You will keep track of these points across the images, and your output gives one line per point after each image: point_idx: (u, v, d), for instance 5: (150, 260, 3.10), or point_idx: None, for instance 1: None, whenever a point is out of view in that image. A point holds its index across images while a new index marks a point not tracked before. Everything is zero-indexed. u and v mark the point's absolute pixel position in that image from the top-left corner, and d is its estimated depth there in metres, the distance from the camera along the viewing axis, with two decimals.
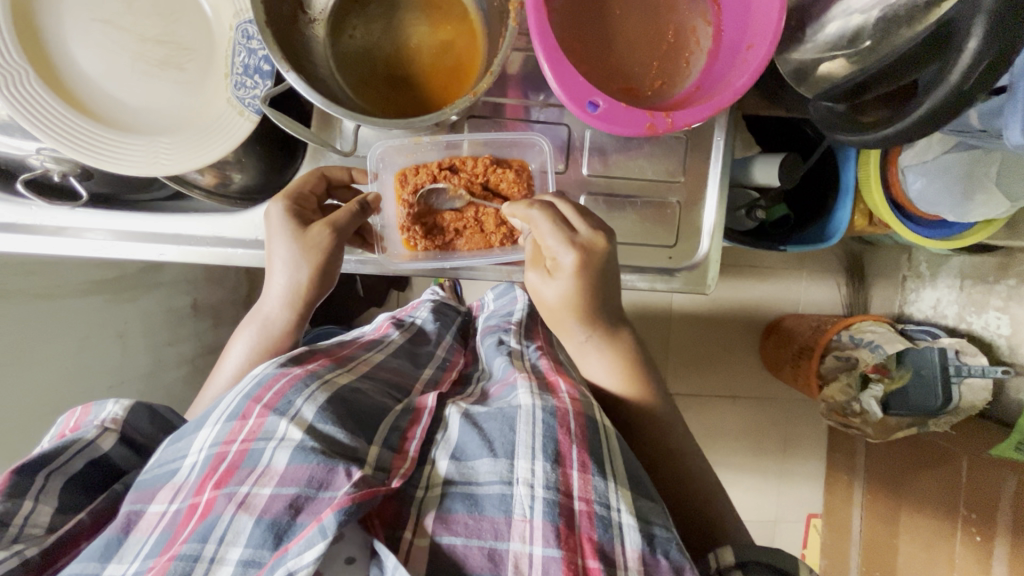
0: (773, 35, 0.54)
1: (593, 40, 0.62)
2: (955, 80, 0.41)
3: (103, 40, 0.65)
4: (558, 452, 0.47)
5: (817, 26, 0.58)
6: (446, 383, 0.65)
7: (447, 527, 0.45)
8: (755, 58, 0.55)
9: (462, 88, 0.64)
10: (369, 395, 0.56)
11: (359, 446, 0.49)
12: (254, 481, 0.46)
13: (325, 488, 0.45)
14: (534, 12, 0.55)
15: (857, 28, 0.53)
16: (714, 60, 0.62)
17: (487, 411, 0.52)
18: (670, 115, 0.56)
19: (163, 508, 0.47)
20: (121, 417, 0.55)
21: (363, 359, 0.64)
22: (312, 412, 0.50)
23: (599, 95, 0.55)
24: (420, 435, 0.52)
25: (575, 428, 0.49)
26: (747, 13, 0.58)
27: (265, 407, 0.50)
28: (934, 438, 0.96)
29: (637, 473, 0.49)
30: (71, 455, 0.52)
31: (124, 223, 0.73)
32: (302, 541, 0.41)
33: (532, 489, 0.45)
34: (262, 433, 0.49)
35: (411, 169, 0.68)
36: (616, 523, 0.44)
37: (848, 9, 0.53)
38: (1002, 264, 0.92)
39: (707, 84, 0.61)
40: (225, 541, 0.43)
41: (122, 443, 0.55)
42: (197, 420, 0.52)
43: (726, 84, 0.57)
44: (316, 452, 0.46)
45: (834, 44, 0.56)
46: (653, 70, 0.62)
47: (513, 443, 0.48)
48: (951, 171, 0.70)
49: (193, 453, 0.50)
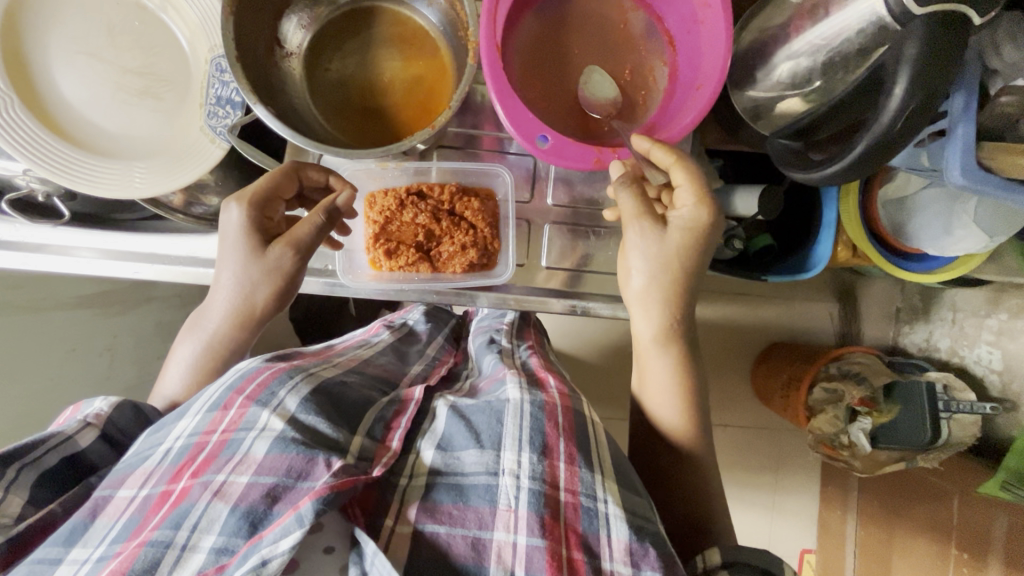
0: (719, 77, 0.59)
1: (549, 81, 0.65)
2: (885, 120, 0.44)
3: (86, 72, 0.67)
4: (546, 445, 0.47)
5: (769, 66, 0.59)
6: (434, 376, 0.65)
7: (432, 517, 0.44)
8: (704, 97, 0.59)
9: (428, 118, 0.67)
10: (354, 387, 0.56)
11: (341, 438, 0.48)
12: (231, 470, 0.45)
13: (302, 478, 0.44)
14: (486, 52, 0.58)
15: (805, 69, 0.55)
16: (670, 96, 0.65)
17: (475, 404, 0.52)
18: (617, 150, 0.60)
19: (133, 494, 0.46)
20: (105, 413, 0.55)
21: (349, 356, 0.64)
22: (295, 403, 0.50)
23: (549, 129, 0.59)
24: (404, 425, 0.52)
25: (562, 422, 0.50)
26: (699, 56, 0.62)
27: (247, 398, 0.50)
28: (924, 475, 0.97)
29: (623, 469, 0.49)
30: (47, 448, 0.51)
31: (108, 241, 0.73)
32: (278, 529, 0.40)
33: (518, 480, 0.45)
34: (244, 423, 0.48)
35: (380, 193, 0.71)
36: (602, 514, 0.44)
37: (792, 53, 0.56)
38: (993, 298, 0.92)
39: (662, 120, 0.63)
40: (198, 528, 0.42)
41: (102, 440, 0.54)
42: (178, 410, 0.52)
43: (676, 121, 0.61)
44: (295, 443, 0.46)
45: (786, 84, 0.58)
46: (611, 106, 0.65)
47: (500, 436, 0.48)
48: (931, 205, 0.73)
49: (170, 440, 0.49)
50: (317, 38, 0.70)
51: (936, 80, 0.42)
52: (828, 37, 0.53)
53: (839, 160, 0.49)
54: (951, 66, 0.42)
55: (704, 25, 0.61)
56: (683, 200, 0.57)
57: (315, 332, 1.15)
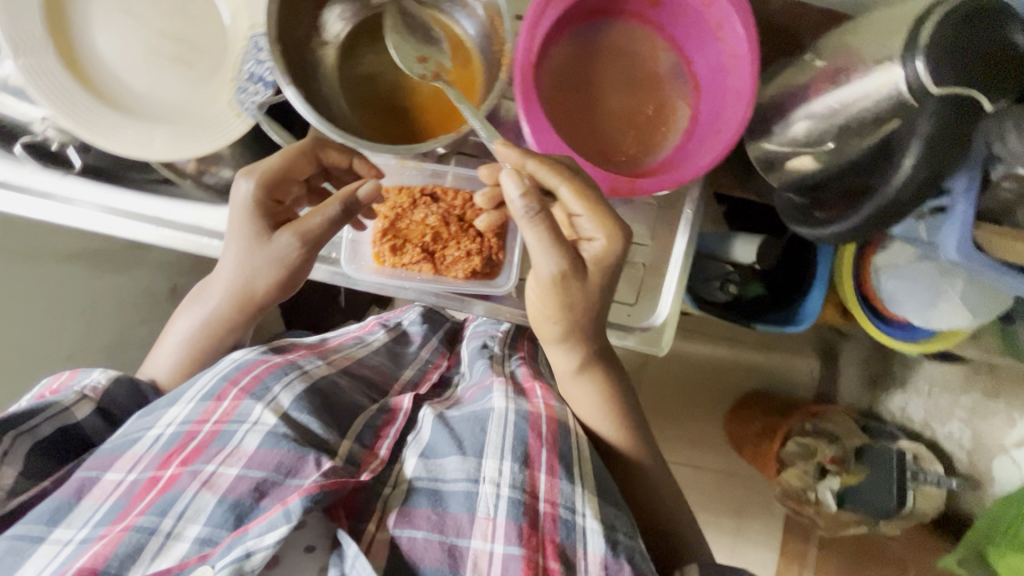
0: (739, 123, 0.60)
1: (576, 111, 0.67)
2: (895, 191, 0.46)
3: (121, 29, 0.67)
4: (527, 455, 0.48)
5: (787, 121, 0.60)
6: (425, 383, 0.66)
7: (409, 521, 0.46)
8: (723, 140, 0.61)
9: (452, 124, 0.65)
10: (346, 390, 0.57)
11: (330, 439, 0.50)
12: (221, 461, 0.46)
13: (291, 475, 0.45)
14: (520, 68, 0.61)
15: (818, 132, 0.56)
16: (689, 137, 0.66)
17: (460, 414, 0.54)
18: (633, 183, 0.61)
19: (120, 478, 0.46)
20: (103, 387, 0.54)
21: (345, 354, 0.66)
22: (288, 400, 0.51)
23: (572, 156, 0.61)
24: (393, 435, 0.53)
25: (545, 432, 0.51)
26: (720, 100, 0.64)
27: (242, 390, 0.51)
28: (883, 541, 1.04)
29: (605, 483, 0.50)
30: (43, 419, 0.50)
31: (115, 199, 0.74)
32: (264, 522, 0.41)
33: (497, 487, 0.46)
34: (235, 415, 0.49)
35: (395, 191, 0.71)
36: (579, 527, 0.46)
37: (810, 112, 0.56)
38: (969, 376, 0.87)
39: (676, 159, 0.65)
40: (185, 517, 0.43)
41: (97, 414, 0.54)
42: (169, 396, 0.52)
43: (691, 160, 0.63)
44: (287, 439, 0.47)
45: (799, 142, 0.58)
46: (629, 138, 0.67)
47: (483, 444, 0.49)
48: (921, 279, 0.71)
49: (159, 427, 0.49)
50: (357, 29, 0.68)
51: (944, 159, 0.44)
52: (844, 103, 0.53)
53: (853, 215, 0.52)
54: (959, 148, 0.44)
55: (732, 103, 0.62)
56: (594, 237, 0.52)
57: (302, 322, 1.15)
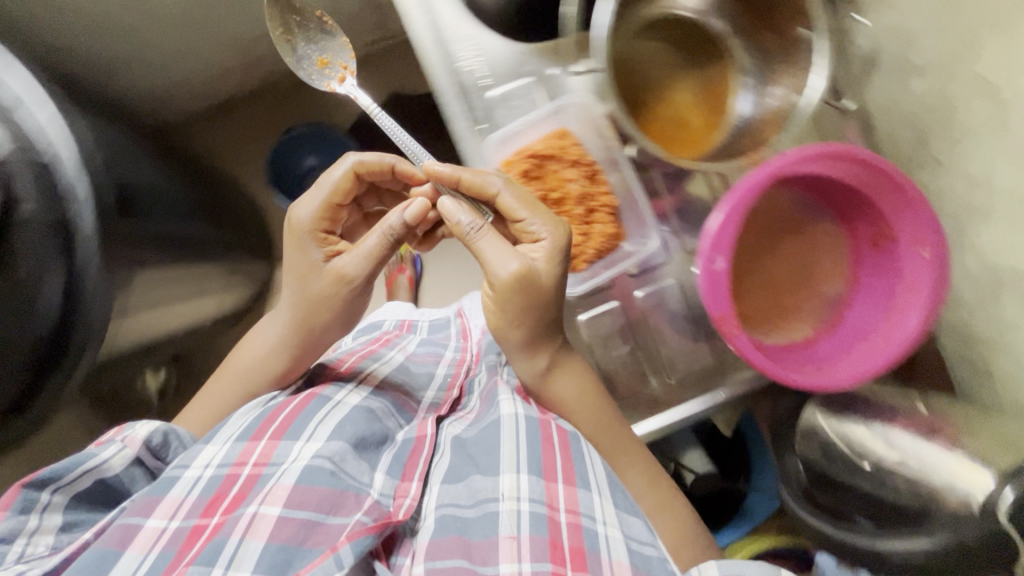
0: (889, 356, 0.62)
1: (784, 282, 0.72)
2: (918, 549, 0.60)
3: None
4: (545, 468, 0.53)
5: (852, 427, 0.72)
6: (445, 405, 0.66)
7: (439, 549, 0.47)
8: (873, 359, 0.63)
9: (685, 150, 0.72)
10: (375, 416, 0.59)
11: (362, 473, 0.52)
12: (262, 501, 0.48)
13: (336, 511, 0.48)
14: (712, 242, 0.59)
15: (879, 458, 0.68)
16: (790, 349, 0.68)
17: (478, 432, 0.58)
18: (739, 331, 0.58)
19: (163, 525, 0.48)
20: (140, 439, 0.56)
21: (368, 372, 0.66)
22: (323, 434, 0.53)
23: (721, 257, 0.58)
24: (420, 475, 0.54)
25: (556, 437, 0.57)
26: (869, 331, 0.67)
27: (275, 431, 0.54)
28: None
29: (619, 490, 0.55)
30: (82, 472, 0.52)
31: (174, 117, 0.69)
32: (315, 568, 0.43)
33: (519, 501, 0.50)
34: (273, 456, 0.52)
35: (517, 157, 0.73)
36: (600, 535, 0.50)
37: (885, 434, 0.69)
38: None
39: (771, 351, 0.66)
40: (233, 563, 0.45)
41: (132, 465, 0.56)
42: (204, 436, 0.55)
43: (826, 371, 0.64)
44: (327, 476, 0.50)
45: (852, 446, 0.70)
46: (771, 321, 0.71)
47: (500, 457, 0.54)
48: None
49: (196, 468, 0.52)
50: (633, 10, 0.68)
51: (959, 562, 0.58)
52: (918, 461, 0.66)
53: (827, 526, 0.69)
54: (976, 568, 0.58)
55: (870, 344, 0.65)
56: (538, 231, 0.60)
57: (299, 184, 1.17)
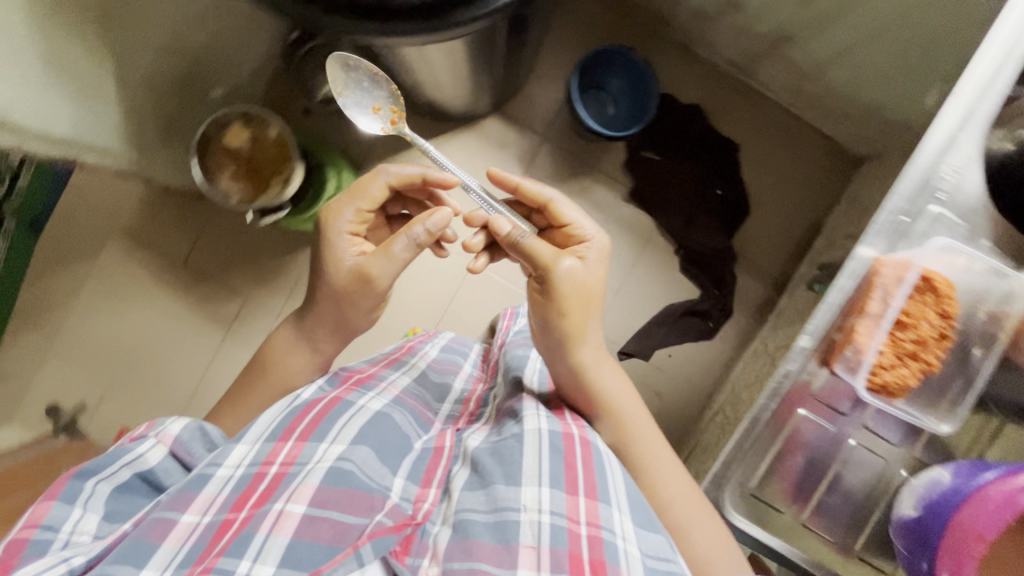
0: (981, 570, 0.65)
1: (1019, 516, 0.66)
2: None
3: None
4: (567, 483, 0.62)
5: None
6: (461, 418, 0.79)
7: (471, 553, 0.56)
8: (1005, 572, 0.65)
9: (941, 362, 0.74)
10: (395, 422, 0.66)
11: (375, 481, 0.59)
12: (288, 499, 0.55)
13: (356, 512, 0.55)
14: (972, 533, 0.66)
15: None
16: (955, 549, 0.67)
17: (488, 450, 0.66)
18: (982, 545, 0.65)
19: (195, 521, 0.55)
20: (177, 437, 0.62)
21: (390, 381, 0.75)
22: (347, 443, 0.60)
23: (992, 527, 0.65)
24: (438, 479, 0.65)
25: (582, 455, 0.66)
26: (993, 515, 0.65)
27: (302, 436, 0.61)
28: None
29: (638, 502, 0.63)
30: (120, 466, 0.58)
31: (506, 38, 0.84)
32: (339, 565, 0.51)
33: (540, 513, 0.59)
34: (299, 457, 0.59)
35: (882, 273, 0.73)
36: (622, 550, 0.58)
37: None
38: None
39: (964, 551, 0.66)
40: (259, 556, 0.51)
41: (167, 465, 0.61)
42: (235, 437, 0.62)
43: (971, 555, 0.66)
44: (345, 482, 0.57)
45: None
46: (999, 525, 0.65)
47: (522, 468, 0.62)
48: None
49: (227, 467, 0.59)
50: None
51: None
52: None
53: None
54: None
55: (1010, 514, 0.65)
56: (560, 260, 0.78)
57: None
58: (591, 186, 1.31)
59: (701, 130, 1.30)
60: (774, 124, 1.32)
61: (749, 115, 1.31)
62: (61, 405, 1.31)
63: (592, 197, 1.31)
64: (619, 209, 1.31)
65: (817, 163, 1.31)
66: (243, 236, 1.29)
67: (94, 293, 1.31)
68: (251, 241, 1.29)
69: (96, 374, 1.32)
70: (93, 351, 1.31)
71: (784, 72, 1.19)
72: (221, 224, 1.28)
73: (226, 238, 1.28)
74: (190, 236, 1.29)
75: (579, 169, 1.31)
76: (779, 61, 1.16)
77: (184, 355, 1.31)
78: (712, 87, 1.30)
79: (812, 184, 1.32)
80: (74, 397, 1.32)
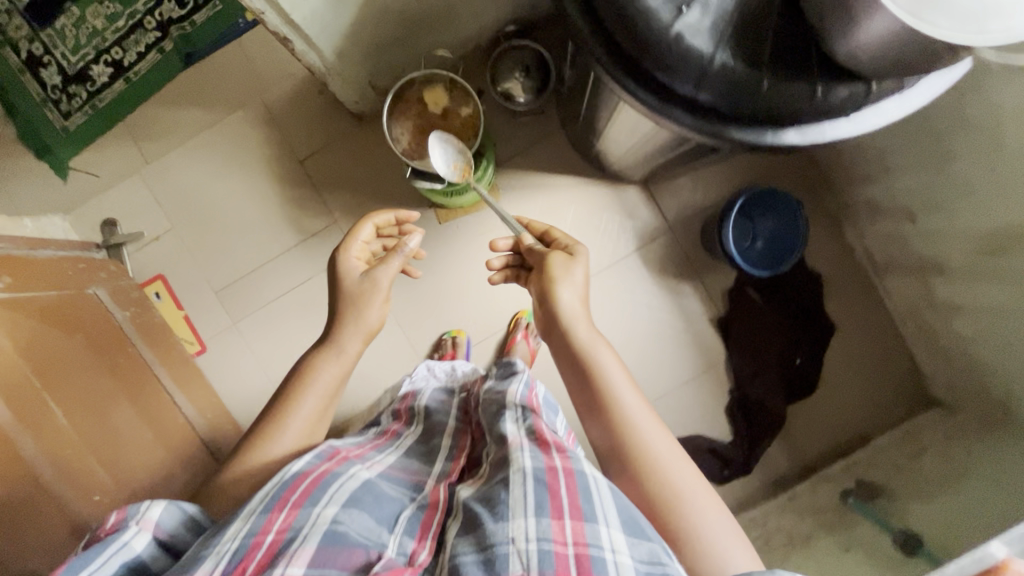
0: None
1: None
2: None
3: None
4: (551, 507, 0.53)
5: None
6: (456, 473, 0.67)
7: None
8: None
9: None
10: (381, 488, 0.59)
11: (362, 538, 0.52)
12: (287, 562, 0.49)
13: (346, 567, 0.49)
14: None
15: None
16: None
17: (475, 499, 0.56)
18: None
19: None
20: (155, 518, 0.55)
21: (376, 460, 0.67)
22: (336, 509, 0.53)
23: None
24: (435, 532, 0.56)
25: (563, 488, 0.55)
26: None
27: (295, 504, 0.54)
28: None
29: (632, 513, 0.55)
30: (107, 556, 0.50)
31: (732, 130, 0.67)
32: None
33: (528, 543, 0.50)
34: (292, 527, 0.52)
35: None
36: (615, 562, 0.50)
37: None
38: None
39: None
40: None
41: (153, 542, 0.54)
42: (223, 522, 0.54)
43: None
44: (340, 535, 0.51)
45: None
46: None
47: (511, 505, 0.53)
48: None
49: (222, 544, 0.51)
50: None
51: None
52: None
53: None
54: None
55: None
56: (564, 296, 0.76)
57: (517, 187, 1.29)
58: (688, 290, 1.30)
59: (811, 298, 1.30)
60: (870, 327, 1.30)
61: (853, 306, 1.30)
62: (120, 225, 1.31)
63: (683, 301, 1.31)
64: (702, 325, 1.31)
65: (893, 383, 1.30)
66: (371, 165, 1.30)
67: (205, 138, 1.31)
68: (373, 172, 1.30)
69: (168, 213, 1.31)
70: (174, 191, 1.31)
71: (913, 290, 1.19)
72: (356, 147, 1.30)
73: (351, 161, 1.30)
74: (324, 139, 1.30)
75: (687, 269, 1.30)
76: (910, 275, 1.18)
77: (255, 240, 1.30)
78: (839, 264, 1.30)
79: (878, 398, 1.30)
80: (134, 223, 1.31)
